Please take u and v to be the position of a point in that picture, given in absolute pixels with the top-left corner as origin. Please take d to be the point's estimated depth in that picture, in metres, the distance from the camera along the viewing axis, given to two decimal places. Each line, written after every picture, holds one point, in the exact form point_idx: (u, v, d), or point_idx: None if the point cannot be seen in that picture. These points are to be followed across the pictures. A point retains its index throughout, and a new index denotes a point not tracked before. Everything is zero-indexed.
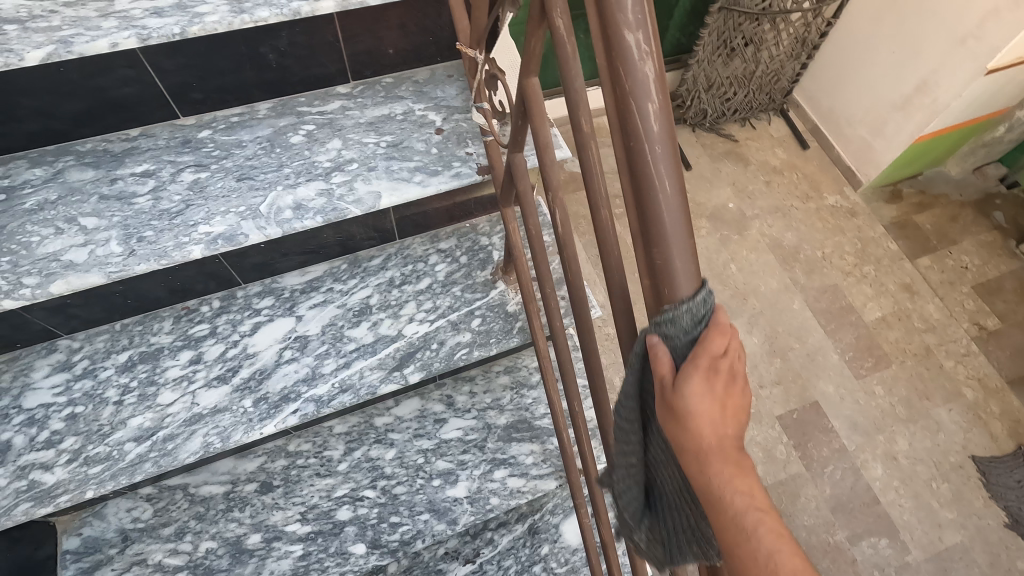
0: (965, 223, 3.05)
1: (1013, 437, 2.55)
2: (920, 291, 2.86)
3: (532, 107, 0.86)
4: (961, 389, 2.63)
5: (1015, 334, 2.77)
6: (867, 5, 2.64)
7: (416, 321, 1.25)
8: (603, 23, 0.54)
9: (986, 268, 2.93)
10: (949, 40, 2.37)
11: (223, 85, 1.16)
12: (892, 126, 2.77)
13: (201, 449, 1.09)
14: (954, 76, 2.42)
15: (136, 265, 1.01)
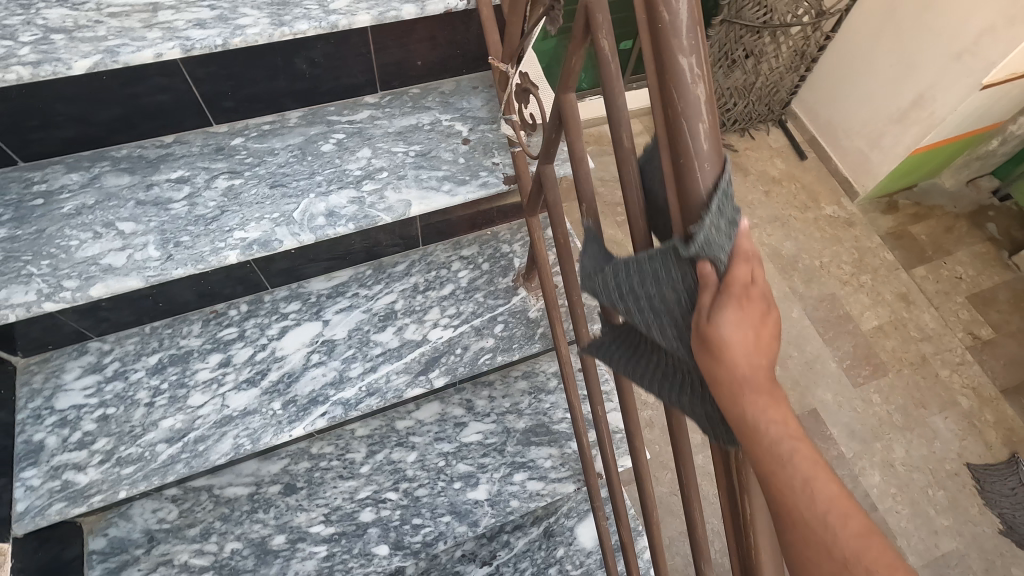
0: (960, 235, 3.11)
1: (1007, 445, 2.60)
2: (916, 301, 2.92)
3: (569, 122, 0.90)
4: (956, 398, 2.69)
5: (1009, 344, 2.82)
6: (867, 19, 2.68)
7: (441, 327, 1.28)
8: (659, 46, 0.58)
9: (980, 278, 2.98)
10: (946, 56, 2.41)
11: (257, 94, 1.18)
12: (890, 138, 2.82)
13: (232, 451, 1.11)
14: (951, 91, 2.46)
15: (173, 270, 1.03)
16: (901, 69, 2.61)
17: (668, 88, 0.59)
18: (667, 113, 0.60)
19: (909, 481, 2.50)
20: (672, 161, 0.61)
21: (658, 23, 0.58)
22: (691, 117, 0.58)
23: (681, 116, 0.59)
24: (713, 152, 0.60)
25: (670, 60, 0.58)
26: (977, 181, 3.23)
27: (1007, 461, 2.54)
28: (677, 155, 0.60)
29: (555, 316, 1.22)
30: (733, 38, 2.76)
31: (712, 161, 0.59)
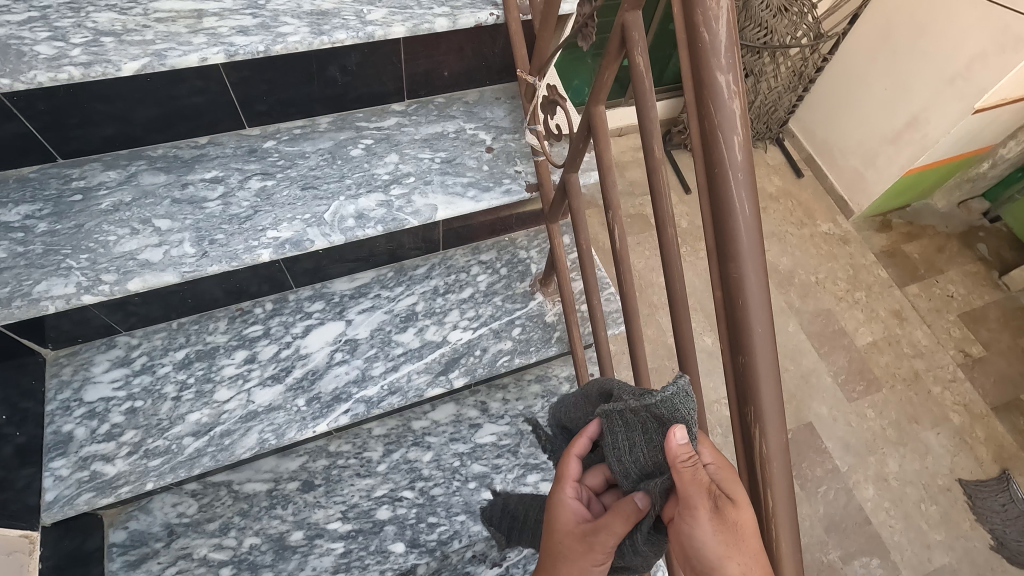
0: (951, 254, 3.20)
1: (997, 461, 2.65)
2: (909, 318, 2.99)
3: (598, 133, 0.94)
4: (949, 415, 2.74)
5: (998, 362, 2.90)
6: (862, 45, 2.78)
7: (460, 329, 1.31)
8: (698, 64, 0.63)
9: (971, 297, 3.06)
10: (939, 80, 2.50)
11: (290, 98, 1.22)
12: (885, 158, 2.90)
13: (257, 445, 1.13)
14: (944, 113, 2.55)
15: (208, 266, 1.06)
16: (896, 92, 2.70)
17: (706, 105, 0.64)
18: (704, 127, 0.65)
19: (902, 494, 2.54)
20: (708, 170, 0.66)
21: (698, 44, 0.63)
22: (726, 131, 0.63)
23: (717, 130, 0.64)
24: (745, 163, 0.65)
25: (708, 78, 0.63)
26: (967, 203, 3.32)
27: (999, 478, 2.60)
28: (713, 166, 0.65)
29: (572, 320, 1.27)
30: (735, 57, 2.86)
31: (744, 171, 0.65)
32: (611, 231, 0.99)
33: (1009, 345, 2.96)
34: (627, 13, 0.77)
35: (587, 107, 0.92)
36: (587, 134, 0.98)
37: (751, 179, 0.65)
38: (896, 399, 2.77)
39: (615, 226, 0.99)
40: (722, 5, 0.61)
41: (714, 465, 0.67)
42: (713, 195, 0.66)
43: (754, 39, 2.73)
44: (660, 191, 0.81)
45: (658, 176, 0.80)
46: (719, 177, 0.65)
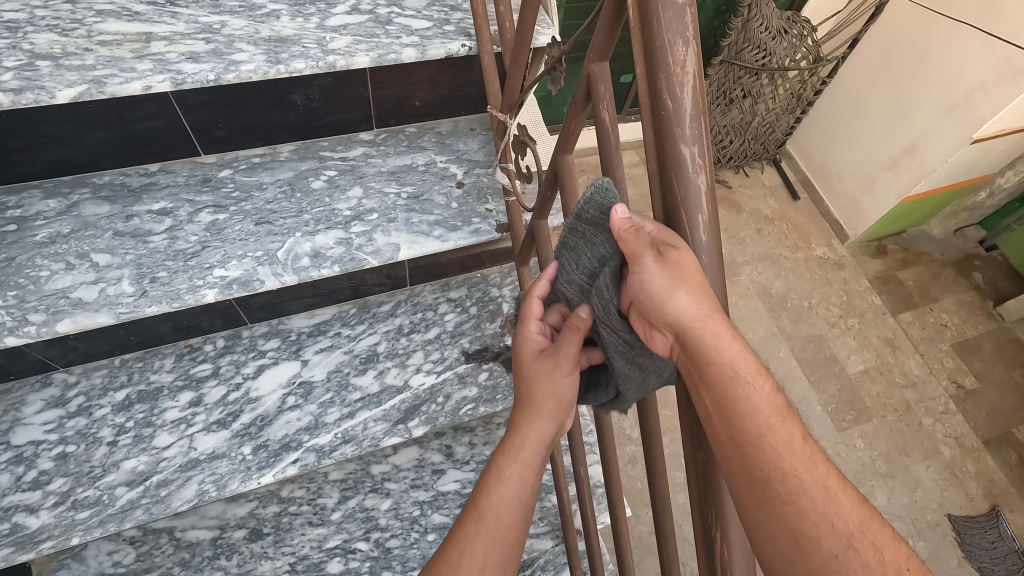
0: (946, 283, 3.12)
1: (988, 497, 2.56)
2: (902, 346, 2.92)
3: (565, 183, 0.88)
4: (939, 446, 2.65)
5: (993, 395, 2.81)
6: (862, 68, 2.69)
7: (423, 373, 1.24)
8: (659, 134, 0.57)
9: (965, 327, 2.98)
10: (937, 108, 2.42)
11: (249, 125, 1.15)
12: (881, 185, 2.82)
13: (195, 498, 1.06)
14: (941, 142, 2.46)
15: (146, 307, 0.99)
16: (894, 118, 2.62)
17: (668, 180, 0.57)
18: (667, 203, 0.58)
19: None
20: None
21: (660, 112, 0.56)
22: (691, 210, 0.57)
23: (680, 209, 0.57)
24: (711, 245, 0.58)
25: (672, 150, 0.56)
26: (965, 231, 3.24)
27: (988, 515, 2.51)
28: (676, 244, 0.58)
29: None
30: (732, 78, 2.76)
31: (710, 253, 0.58)
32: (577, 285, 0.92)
33: (1002, 377, 2.86)
34: (593, 63, 0.71)
35: (553, 157, 0.85)
36: (554, 182, 0.92)
37: (718, 259, 0.58)
38: (886, 429, 2.69)
39: None
40: (688, 71, 0.54)
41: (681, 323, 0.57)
42: None
43: (751, 61, 2.65)
44: None
45: None
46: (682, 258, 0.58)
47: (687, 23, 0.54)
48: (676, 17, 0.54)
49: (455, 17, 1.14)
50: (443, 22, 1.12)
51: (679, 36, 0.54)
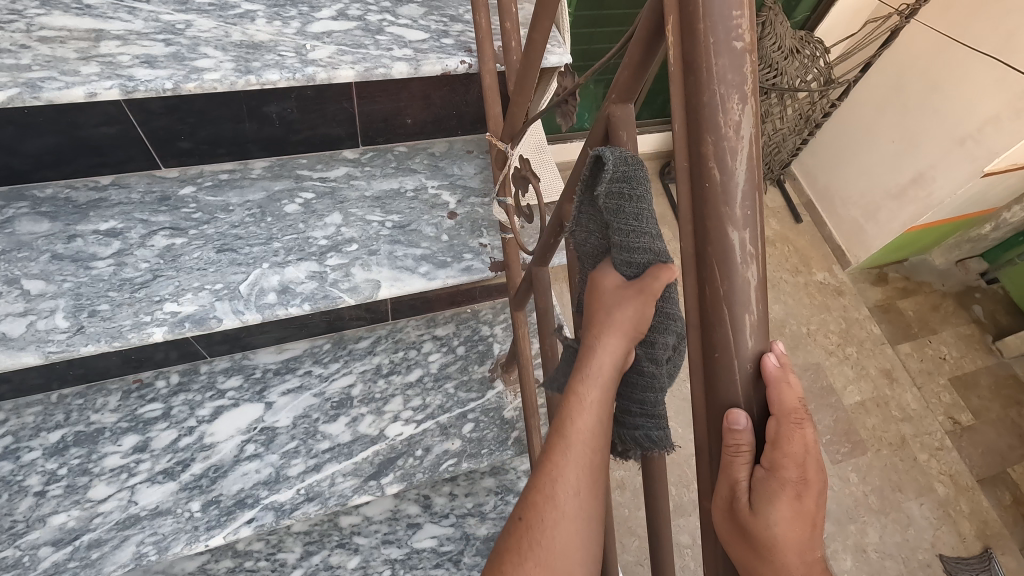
0: (946, 314, 2.94)
1: (980, 538, 2.40)
2: (899, 378, 2.74)
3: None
4: (933, 483, 2.49)
5: (987, 432, 2.64)
6: (872, 93, 2.54)
7: (402, 421, 1.11)
8: (699, 208, 0.45)
9: (963, 361, 2.81)
10: (948, 139, 2.28)
11: (217, 138, 1.02)
12: (886, 213, 2.65)
13: (131, 562, 0.92)
14: (951, 174, 2.32)
15: (81, 346, 0.85)
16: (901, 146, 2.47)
17: (710, 267, 0.45)
18: (704, 296, 0.46)
19: (880, 568, 2.29)
20: (704, 351, 0.47)
21: (705, 182, 0.43)
22: (736, 306, 0.45)
23: (722, 306, 0.45)
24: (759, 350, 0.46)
25: (716, 231, 0.44)
26: (966, 262, 3.07)
27: (980, 556, 2.35)
28: (711, 345, 0.47)
29: (533, 426, 1.06)
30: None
31: (757, 361, 0.46)
32: None
33: (998, 415, 2.69)
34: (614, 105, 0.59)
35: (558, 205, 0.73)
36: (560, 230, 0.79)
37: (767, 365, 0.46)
38: (880, 463, 2.51)
39: None
40: (744, 134, 0.42)
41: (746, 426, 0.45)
42: (706, 384, 0.48)
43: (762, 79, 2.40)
44: None
45: None
46: (720, 364, 0.46)
47: (746, 70, 0.42)
48: (733, 63, 0.41)
49: (454, 29, 1.02)
50: (441, 34, 1.00)
51: (736, 87, 0.42)
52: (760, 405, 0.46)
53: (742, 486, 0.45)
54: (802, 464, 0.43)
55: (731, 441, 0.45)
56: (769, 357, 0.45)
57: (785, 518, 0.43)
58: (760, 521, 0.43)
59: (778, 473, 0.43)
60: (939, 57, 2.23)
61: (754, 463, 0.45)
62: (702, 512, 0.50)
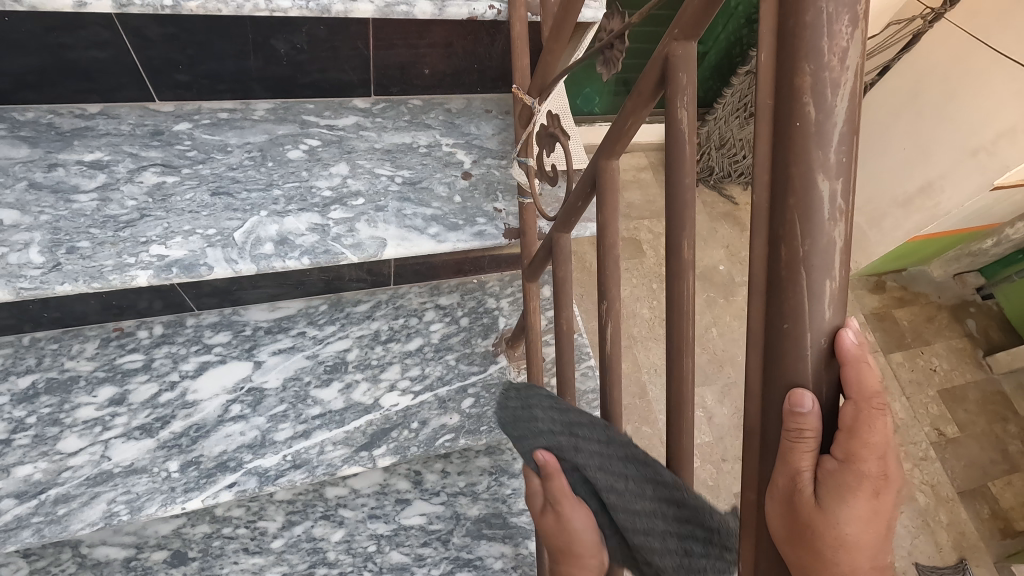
0: (940, 325, 2.89)
1: (957, 549, 2.40)
2: (889, 388, 2.68)
3: (604, 195, 0.68)
4: (915, 493, 2.48)
5: (971, 446, 2.62)
6: (886, 97, 2.34)
7: (398, 391, 1.05)
8: (783, 153, 0.38)
9: (954, 373, 2.77)
10: (960, 150, 2.14)
11: (218, 72, 0.94)
12: (890, 221, 2.48)
13: (100, 521, 0.86)
14: (959, 187, 2.18)
15: (56, 285, 0.78)
16: (913, 152, 2.29)
17: (790, 222, 0.39)
18: (778, 256, 0.40)
19: None
20: (772, 322, 0.41)
21: (795, 120, 0.37)
22: (815, 269, 0.39)
23: (799, 268, 0.39)
24: (835, 325, 0.40)
25: (803, 179, 0.38)
26: (964, 274, 3.00)
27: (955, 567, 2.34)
28: (780, 315, 0.40)
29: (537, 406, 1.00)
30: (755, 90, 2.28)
31: (833, 336, 0.40)
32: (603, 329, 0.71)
33: (983, 430, 2.67)
34: (675, 42, 0.52)
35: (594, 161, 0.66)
36: (590, 191, 0.72)
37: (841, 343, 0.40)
38: None
39: (610, 323, 0.70)
40: (849, 65, 0.36)
41: (815, 410, 0.39)
42: (768, 359, 0.42)
43: None
44: (679, 304, 0.56)
45: (678, 283, 0.55)
46: (788, 337, 0.40)
47: None
48: None
49: None
50: None
51: (846, 7, 0.35)
52: (830, 387, 0.40)
53: (805, 477, 0.39)
54: (882, 456, 0.37)
55: (794, 424, 0.39)
56: (846, 333, 0.39)
57: (858, 516, 0.37)
58: (828, 516, 0.37)
59: (853, 465, 0.37)
60: (959, 66, 2.08)
61: (820, 453, 0.39)
62: (745, 501, 0.45)
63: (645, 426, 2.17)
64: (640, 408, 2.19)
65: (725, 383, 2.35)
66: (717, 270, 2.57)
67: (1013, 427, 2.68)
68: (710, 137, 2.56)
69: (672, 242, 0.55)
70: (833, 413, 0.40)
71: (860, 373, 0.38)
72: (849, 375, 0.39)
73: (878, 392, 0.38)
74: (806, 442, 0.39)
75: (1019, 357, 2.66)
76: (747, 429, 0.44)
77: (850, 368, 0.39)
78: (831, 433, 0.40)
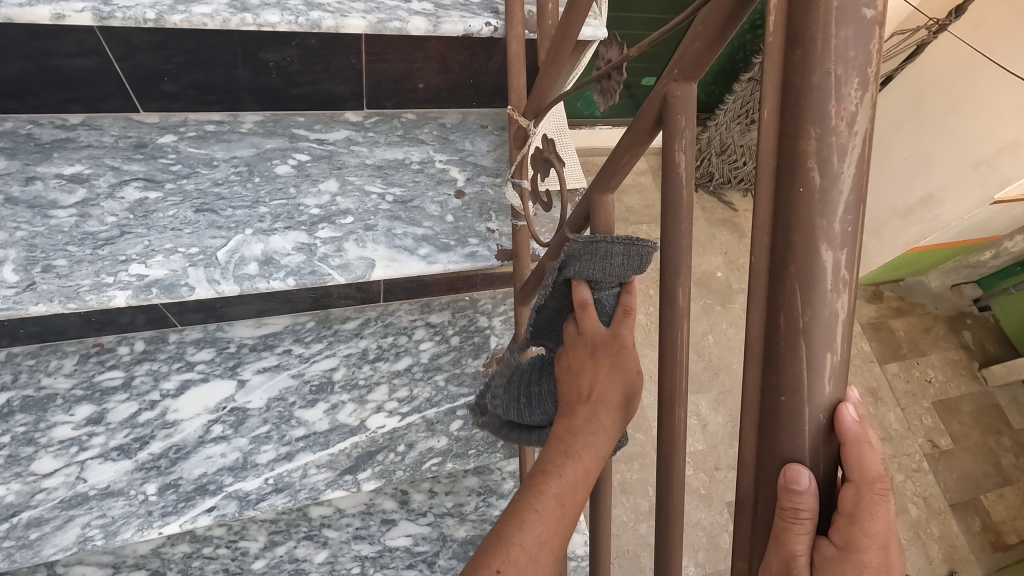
0: (936, 336, 2.87)
1: (947, 563, 2.39)
2: (884, 399, 2.67)
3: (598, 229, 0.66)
4: (907, 506, 2.46)
5: (965, 457, 2.60)
6: (888, 108, 2.31)
7: (385, 413, 1.03)
8: (785, 217, 0.36)
9: (949, 385, 2.75)
10: (961, 162, 2.10)
11: (205, 83, 0.91)
12: (889, 232, 2.44)
13: (74, 545, 0.84)
14: (960, 199, 2.15)
15: (30, 305, 0.75)
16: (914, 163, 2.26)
17: (791, 291, 0.36)
18: (777, 324, 0.38)
19: None
20: (769, 391, 0.39)
21: (799, 185, 0.35)
22: (816, 342, 0.36)
23: (799, 339, 0.37)
24: (836, 399, 0.37)
25: (805, 248, 0.35)
26: (961, 286, 2.98)
27: None
28: (777, 387, 0.38)
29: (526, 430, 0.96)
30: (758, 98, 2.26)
31: (834, 412, 0.37)
32: None
33: (977, 442, 2.65)
34: (675, 82, 0.49)
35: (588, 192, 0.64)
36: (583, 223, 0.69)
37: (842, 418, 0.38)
38: None
39: None
40: (858, 130, 0.33)
41: (813, 489, 0.37)
42: (763, 429, 0.39)
43: None
44: (673, 352, 0.53)
45: (672, 332, 0.53)
46: (785, 410, 0.38)
47: (871, 49, 0.33)
48: (858, 37, 0.33)
49: None
50: None
51: (857, 69, 0.33)
52: (829, 463, 0.38)
53: (800, 561, 0.37)
54: (883, 546, 0.35)
55: (790, 504, 0.37)
56: (849, 408, 0.37)
57: None
58: None
59: (852, 554, 0.35)
60: (960, 79, 2.06)
61: (816, 535, 0.37)
62: (737, 571, 0.43)
63: (638, 436, 2.15)
64: (634, 417, 2.17)
65: (720, 392, 2.33)
66: (715, 278, 2.55)
67: (1007, 440, 2.67)
68: (710, 144, 2.53)
69: (666, 289, 0.53)
70: (833, 493, 0.38)
71: (864, 455, 0.36)
72: (850, 455, 0.36)
73: (882, 474, 0.36)
74: (801, 525, 0.37)
75: (1015, 369, 2.64)
76: (740, 498, 0.42)
77: (854, 448, 0.36)
78: (828, 514, 0.38)
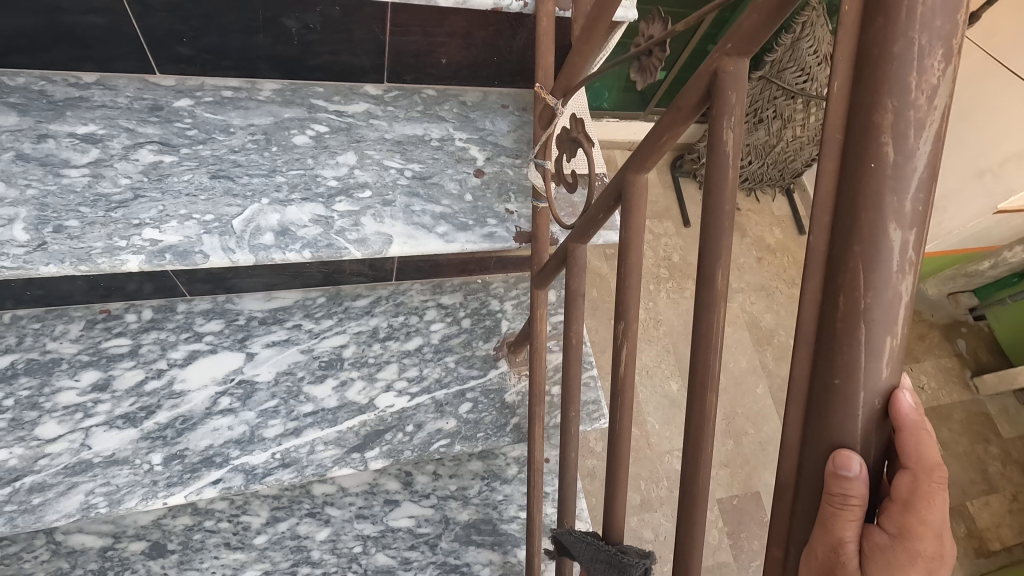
0: (931, 344, 2.88)
1: None
2: None
3: (630, 211, 0.65)
4: None
5: (954, 465, 2.62)
6: None
7: (394, 392, 1.01)
8: (850, 193, 0.35)
9: (941, 392, 2.77)
10: (963, 170, 2.03)
11: (224, 47, 0.88)
12: None
13: (77, 512, 0.82)
14: (961, 208, 2.08)
15: (41, 265, 0.74)
16: None
17: (852, 271, 0.35)
18: (835, 305, 0.37)
19: None
20: (821, 373, 0.38)
21: (870, 160, 0.34)
22: (876, 323, 0.35)
23: (858, 320, 0.36)
24: (892, 384, 0.36)
25: (871, 226, 0.34)
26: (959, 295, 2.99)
27: None
28: (830, 370, 0.37)
29: (536, 415, 0.95)
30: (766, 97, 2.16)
31: (890, 397, 0.36)
32: (616, 351, 0.67)
33: (966, 449, 2.67)
34: (727, 57, 0.48)
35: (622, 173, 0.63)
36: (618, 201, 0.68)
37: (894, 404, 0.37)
38: None
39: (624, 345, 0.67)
40: (937, 104, 0.32)
41: (863, 477, 0.36)
42: (810, 412, 0.39)
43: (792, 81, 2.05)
44: (708, 337, 0.52)
45: (708, 314, 0.52)
46: (838, 394, 0.37)
47: (956, 20, 0.32)
48: (946, 7, 0.32)
49: None
50: None
51: (941, 40, 0.32)
52: (879, 450, 0.37)
53: (848, 548, 0.36)
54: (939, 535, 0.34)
55: (838, 489, 0.36)
56: (904, 396, 0.36)
57: None
58: None
59: (904, 541, 0.35)
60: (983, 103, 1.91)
61: (864, 521, 0.37)
62: (771, 557, 0.42)
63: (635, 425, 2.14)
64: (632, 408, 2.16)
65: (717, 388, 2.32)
66: None
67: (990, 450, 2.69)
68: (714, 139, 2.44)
69: (705, 271, 0.52)
70: (879, 478, 0.37)
71: (921, 442, 0.35)
72: (907, 442, 0.35)
73: (940, 462, 0.35)
74: (848, 510, 0.36)
75: (1007, 379, 2.64)
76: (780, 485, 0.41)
77: (910, 435, 0.35)
78: (876, 500, 0.37)
